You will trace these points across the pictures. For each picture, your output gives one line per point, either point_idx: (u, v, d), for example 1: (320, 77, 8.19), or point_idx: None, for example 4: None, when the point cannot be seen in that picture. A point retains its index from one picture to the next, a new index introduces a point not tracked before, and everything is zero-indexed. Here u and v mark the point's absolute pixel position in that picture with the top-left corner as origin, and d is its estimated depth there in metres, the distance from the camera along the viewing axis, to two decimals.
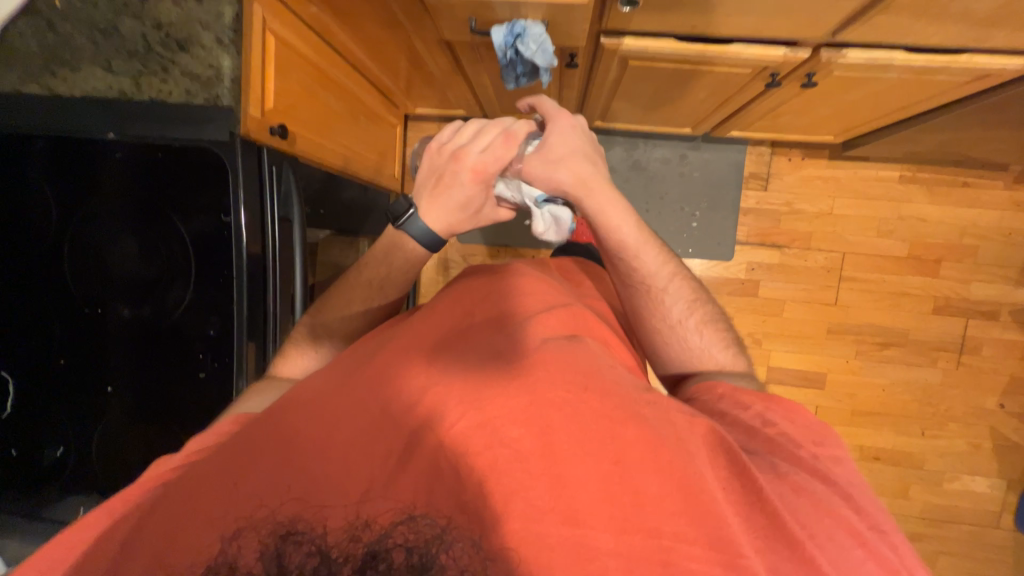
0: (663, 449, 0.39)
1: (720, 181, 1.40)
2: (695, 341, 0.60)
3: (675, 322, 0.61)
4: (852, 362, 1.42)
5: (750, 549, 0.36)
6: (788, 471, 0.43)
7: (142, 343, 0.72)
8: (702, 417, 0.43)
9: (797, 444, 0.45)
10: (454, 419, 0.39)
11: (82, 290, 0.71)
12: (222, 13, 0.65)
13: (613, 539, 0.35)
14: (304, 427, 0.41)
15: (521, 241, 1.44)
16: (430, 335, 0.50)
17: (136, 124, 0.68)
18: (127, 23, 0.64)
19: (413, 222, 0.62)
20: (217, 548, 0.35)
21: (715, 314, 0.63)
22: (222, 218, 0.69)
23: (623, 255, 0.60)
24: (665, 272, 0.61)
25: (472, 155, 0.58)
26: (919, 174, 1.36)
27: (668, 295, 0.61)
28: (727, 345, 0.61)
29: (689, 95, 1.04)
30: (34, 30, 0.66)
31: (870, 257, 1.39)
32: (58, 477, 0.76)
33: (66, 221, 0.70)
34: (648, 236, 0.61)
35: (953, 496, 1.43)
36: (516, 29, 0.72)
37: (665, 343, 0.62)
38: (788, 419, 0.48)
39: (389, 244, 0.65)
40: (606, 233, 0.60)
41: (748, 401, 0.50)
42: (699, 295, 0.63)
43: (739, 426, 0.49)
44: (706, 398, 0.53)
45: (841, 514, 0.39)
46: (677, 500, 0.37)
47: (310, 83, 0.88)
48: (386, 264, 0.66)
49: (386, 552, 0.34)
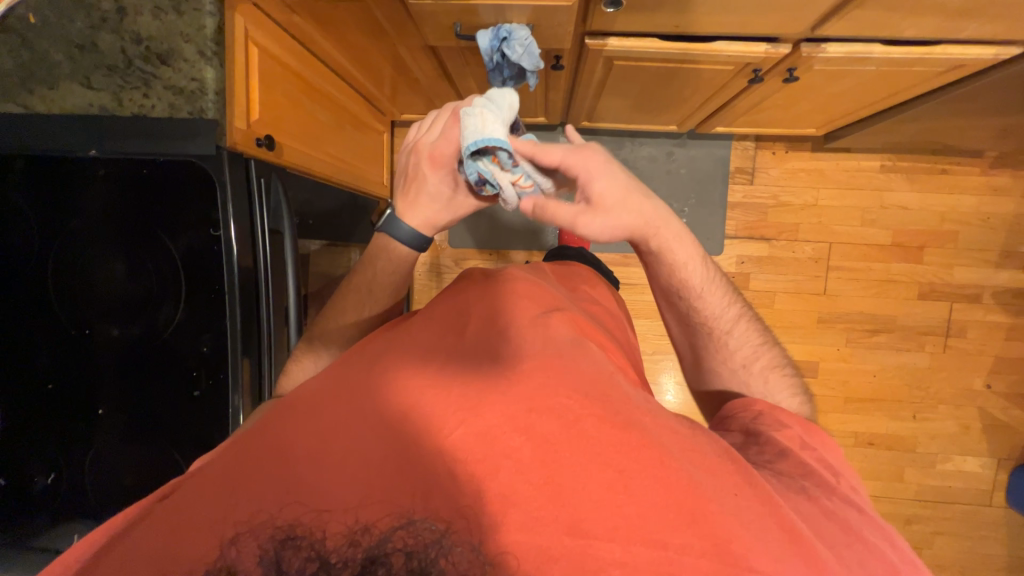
0: (666, 457, 0.39)
1: (707, 177, 1.42)
2: (760, 383, 0.62)
3: (739, 363, 0.63)
4: (843, 350, 1.44)
5: (756, 560, 0.36)
6: (819, 495, 0.45)
7: (133, 362, 0.71)
8: (705, 431, 0.45)
9: (830, 472, 0.48)
10: (454, 426, 0.39)
11: (68, 311, 0.70)
12: (203, 26, 0.64)
13: (617, 550, 0.35)
14: (299, 435, 0.40)
15: (513, 243, 1.44)
16: (428, 338, 0.49)
17: (117, 139, 0.67)
18: (105, 37, 0.63)
19: (395, 223, 0.64)
20: (216, 554, 0.33)
21: (783, 360, 0.65)
22: (210, 231, 0.68)
23: (686, 293, 0.63)
24: (725, 311, 0.64)
25: (428, 144, 0.59)
26: (900, 164, 1.40)
27: (732, 335, 0.64)
28: (795, 391, 0.62)
29: (673, 93, 1.05)
30: (8, 49, 0.64)
31: (856, 246, 1.42)
32: (49, 505, 0.74)
33: (48, 242, 0.68)
34: (716, 279, 0.64)
35: (946, 477, 1.46)
36: (501, 33, 0.72)
37: (726, 377, 0.64)
38: (827, 448, 0.51)
39: (378, 248, 0.65)
40: (671, 274, 0.62)
41: (788, 421, 0.53)
42: (765, 340, 0.65)
43: (772, 445, 0.51)
44: (742, 416, 0.56)
45: (877, 546, 0.41)
46: (683, 513, 0.37)
47: (294, 92, 0.87)
48: (376, 267, 0.65)
49: (385, 556, 0.31)
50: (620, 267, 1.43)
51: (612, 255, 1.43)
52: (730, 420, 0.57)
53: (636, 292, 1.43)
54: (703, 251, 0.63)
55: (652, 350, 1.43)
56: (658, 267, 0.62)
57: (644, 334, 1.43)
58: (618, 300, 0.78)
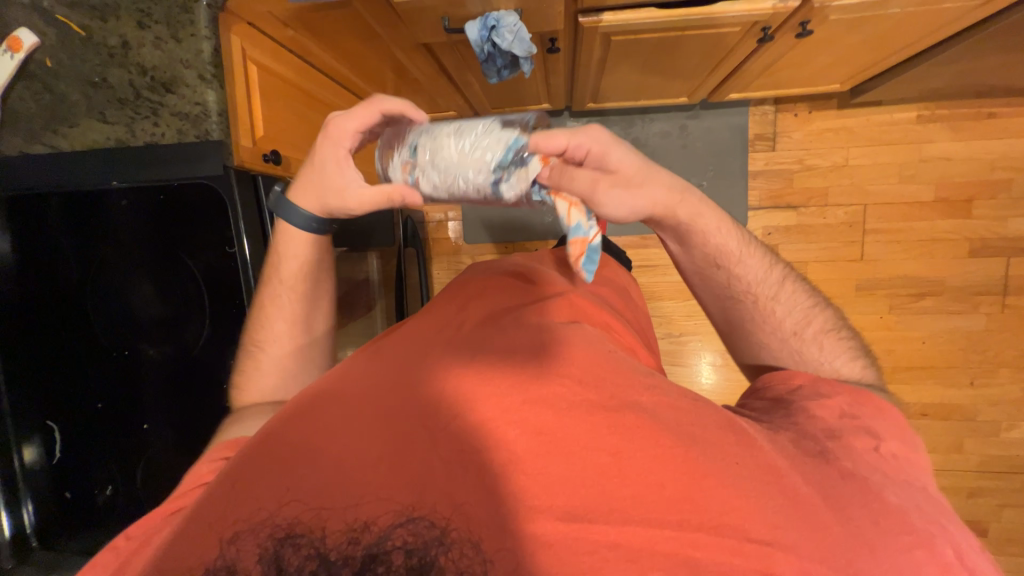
0: (662, 436, 0.38)
1: (724, 147, 1.35)
2: (814, 348, 0.56)
3: (789, 333, 0.57)
4: (887, 318, 1.36)
5: (755, 530, 0.35)
6: (838, 455, 0.42)
7: (169, 378, 0.78)
8: (706, 403, 0.43)
9: (870, 436, 0.44)
10: (449, 412, 0.39)
11: (111, 336, 0.77)
12: (201, 50, 0.66)
13: (612, 531, 0.35)
14: (298, 433, 0.40)
15: (531, 235, 1.42)
16: (430, 331, 0.49)
17: (134, 168, 0.69)
18: (115, 72, 0.67)
19: (291, 204, 0.55)
20: (216, 550, 0.35)
21: (838, 320, 0.59)
22: (227, 249, 0.72)
23: (720, 261, 0.56)
24: (765, 276, 0.57)
25: (347, 126, 0.50)
26: (937, 112, 1.29)
27: (778, 303, 0.57)
28: (855, 355, 0.56)
29: (680, 64, 1.01)
30: (32, 92, 0.68)
31: (894, 205, 1.32)
32: (113, 515, 0.79)
33: (85, 270, 0.75)
34: (751, 244, 0.58)
35: (1013, 446, 1.36)
36: (489, 21, 0.70)
37: (776, 349, 0.58)
38: (874, 416, 0.46)
39: (281, 235, 0.58)
40: (702, 245, 0.55)
41: (830, 391, 0.49)
42: (813, 301, 0.59)
43: (801, 412, 0.48)
44: (779, 387, 0.53)
45: (898, 505, 0.38)
46: (677, 488, 0.36)
47: (298, 106, 0.89)
48: (308, 260, 0.58)
49: (385, 554, 0.34)
50: (638, 249, 1.39)
51: (629, 237, 1.39)
52: (763, 390, 0.54)
53: (657, 274, 1.38)
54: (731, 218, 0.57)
55: (679, 331, 1.39)
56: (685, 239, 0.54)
57: (670, 315, 1.39)
58: (631, 280, 0.75)
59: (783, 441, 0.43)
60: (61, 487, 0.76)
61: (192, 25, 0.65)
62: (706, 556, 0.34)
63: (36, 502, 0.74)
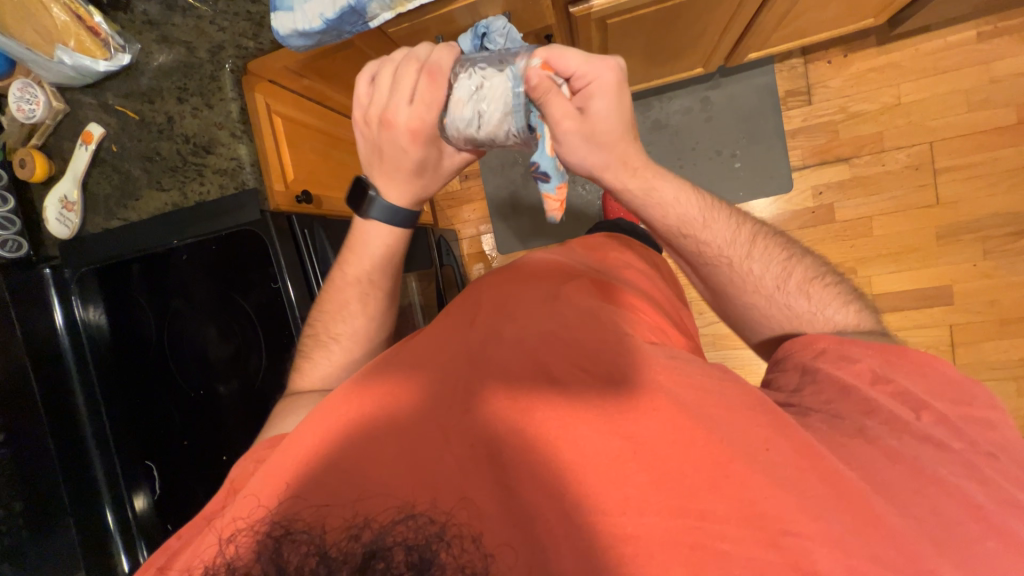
0: (683, 420, 0.39)
1: (754, 110, 1.26)
2: (801, 301, 0.53)
3: (772, 289, 0.54)
4: (983, 265, 1.18)
5: (791, 522, 0.35)
6: (879, 434, 0.42)
7: (243, 407, 0.86)
8: (734, 380, 0.44)
9: (910, 406, 0.43)
10: (468, 409, 0.42)
11: (187, 378, 0.89)
12: (231, 111, 0.73)
13: (630, 525, 0.36)
14: (318, 449, 0.41)
15: (561, 235, 1.34)
16: (444, 345, 0.48)
17: (193, 227, 0.77)
18: (165, 145, 0.76)
19: (374, 209, 0.60)
20: (214, 551, 0.38)
21: (819, 264, 0.56)
22: (272, 286, 0.79)
23: (680, 229, 0.56)
24: (733, 235, 0.56)
25: (431, 122, 0.50)
26: (1002, 25, 1.14)
27: (752, 262, 0.55)
28: (845, 299, 0.53)
29: (685, 34, 0.97)
30: (105, 176, 0.79)
31: (966, 138, 1.17)
32: None
33: (161, 320, 0.87)
34: (714, 207, 0.57)
35: None
36: (479, 29, 0.64)
37: (764, 307, 0.55)
38: (912, 377, 0.45)
39: (363, 227, 0.62)
40: (661, 217, 0.56)
41: (859, 354, 0.47)
42: (791, 252, 0.56)
43: (831, 382, 0.46)
44: (803, 354, 0.49)
45: (948, 483, 0.38)
46: (700, 475, 0.37)
47: (322, 147, 0.96)
48: (380, 259, 0.63)
49: (384, 551, 0.34)
50: None
51: None
52: (784, 361, 0.51)
53: None
54: (691, 185, 0.58)
55: None
56: (646, 218, 0.57)
57: None
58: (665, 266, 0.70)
59: (816, 424, 0.44)
60: (164, 521, 0.87)
61: (220, 91, 0.73)
62: (735, 546, 0.35)
63: (148, 544, 0.84)
